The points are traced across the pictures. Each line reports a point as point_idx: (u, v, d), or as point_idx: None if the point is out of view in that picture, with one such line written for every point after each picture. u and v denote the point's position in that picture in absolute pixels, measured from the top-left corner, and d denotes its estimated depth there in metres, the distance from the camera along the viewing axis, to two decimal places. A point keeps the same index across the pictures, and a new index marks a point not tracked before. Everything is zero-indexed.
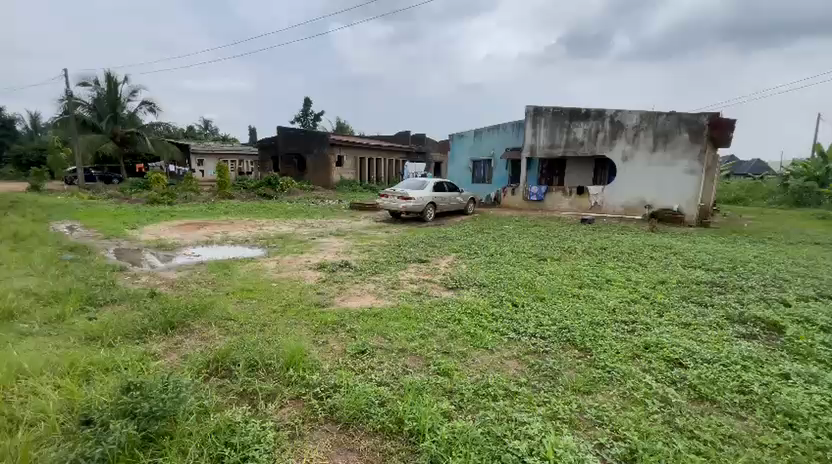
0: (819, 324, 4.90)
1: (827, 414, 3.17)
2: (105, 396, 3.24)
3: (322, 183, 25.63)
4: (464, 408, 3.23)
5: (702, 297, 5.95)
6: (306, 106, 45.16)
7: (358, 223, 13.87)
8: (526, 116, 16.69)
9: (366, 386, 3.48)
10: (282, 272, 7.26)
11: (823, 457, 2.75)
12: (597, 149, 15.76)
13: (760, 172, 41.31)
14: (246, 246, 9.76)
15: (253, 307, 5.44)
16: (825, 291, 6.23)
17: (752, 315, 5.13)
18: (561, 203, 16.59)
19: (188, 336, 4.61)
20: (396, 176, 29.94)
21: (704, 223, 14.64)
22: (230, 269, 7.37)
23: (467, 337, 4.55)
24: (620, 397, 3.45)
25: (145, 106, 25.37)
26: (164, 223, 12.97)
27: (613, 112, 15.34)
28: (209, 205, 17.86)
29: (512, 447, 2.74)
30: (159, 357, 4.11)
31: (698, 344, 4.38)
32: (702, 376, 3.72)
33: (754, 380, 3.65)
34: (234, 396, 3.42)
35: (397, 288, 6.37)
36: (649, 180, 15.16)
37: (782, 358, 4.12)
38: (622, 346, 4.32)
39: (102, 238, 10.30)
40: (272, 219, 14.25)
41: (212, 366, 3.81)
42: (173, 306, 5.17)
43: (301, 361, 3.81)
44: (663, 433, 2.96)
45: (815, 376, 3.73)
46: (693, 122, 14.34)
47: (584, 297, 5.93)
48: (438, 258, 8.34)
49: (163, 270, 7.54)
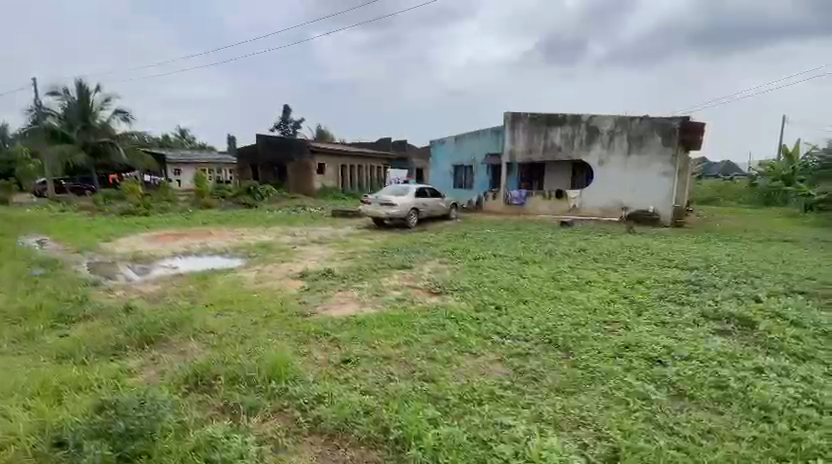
0: (790, 319, 5.09)
1: (801, 406, 3.29)
2: (79, 415, 3.13)
3: (304, 190, 25.36)
4: (450, 413, 3.22)
5: (679, 296, 6.10)
6: (286, 113, 44.73)
7: (341, 230, 13.82)
8: (504, 121, 16.99)
9: (351, 396, 3.45)
10: (263, 282, 7.15)
11: (800, 448, 2.83)
12: (575, 153, 16.10)
13: (729, 173, 42.94)
14: (226, 256, 9.62)
15: (235, 318, 5.33)
16: (794, 287, 6.48)
17: (728, 313, 5.27)
18: (541, 207, 16.86)
19: (167, 350, 4.47)
20: (378, 183, 29.87)
21: (679, 224, 15.07)
22: (209, 281, 7.22)
23: (453, 342, 4.56)
24: (603, 396, 3.49)
25: (119, 115, 24.72)
26: (139, 235, 12.62)
27: (588, 117, 15.76)
28: (188, 215, 17.50)
29: (498, 451, 2.75)
30: (135, 374, 3.98)
31: (677, 342, 4.48)
32: (681, 373, 3.81)
33: (731, 375, 3.75)
34: (214, 411, 3.34)
35: (383, 295, 6.35)
36: (626, 182, 15.52)
37: (756, 353, 4.27)
38: (602, 346, 4.39)
39: (74, 252, 9.95)
40: (252, 228, 14.06)
41: (191, 381, 3.71)
42: (151, 321, 5.02)
43: (284, 373, 3.74)
44: (645, 431, 3.02)
45: (787, 369, 3.88)
46: (665, 126, 14.85)
47: (565, 298, 6.03)
48: (422, 264, 8.36)
49: (139, 283, 7.34)
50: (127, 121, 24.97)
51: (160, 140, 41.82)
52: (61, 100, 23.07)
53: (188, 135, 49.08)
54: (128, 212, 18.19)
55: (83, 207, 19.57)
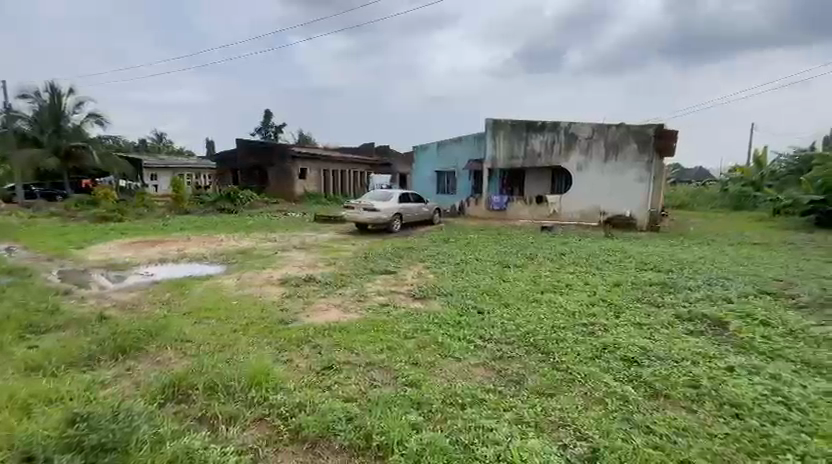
0: (759, 319, 5.29)
1: (770, 403, 3.42)
2: (50, 429, 3.02)
3: (285, 195, 25.20)
4: (432, 419, 3.22)
5: (653, 297, 6.29)
6: (266, 118, 44.08)
7: (324, 235, 13.72)
8: (486, 128, 17.27)
9: (334, 403, 3.41)
10: (244, 289, 7.01)
11: (769, 444, 2.94)
12: (554, 160, 16.44)
13: (702, 178, 44.71)
14: (205, 263, 9.40)
15: (213, 326, 5.21)
16: (763, 288, 6.76)
17: (701, 313, 5.45)
18: (522, 212, 17.18)
19: (142, 360, 4.35)
20: (361, 188, 29.77)
21: (655, 228, 15.47)
22: (186, 288, 7.05)
23: (436, 347, 4.57)
24: (582, 397, 3.56)
25: (92, 119, 24.04)
26: (113, 241, 12.25)
27: (567, 125, 16.13)
28: (164, 221, 17.04)
29: (480, 454, 2.78)
30: (108, 385, 3.85)
31: (652, 343, 4.60)
32: (656, 372, 3.92)
33: (704, 374, 3.88)
34: (192, 422, 3.26)
35: (366, 301, 6.32)
36: (604, 187, 15.89)
37: (728, 352, 4.42)
38: (582, 348, 4.48)
39: (44, 260, 9.57)
40: (232, 234, 13.82)
41: (168, 391, 3.61)
42: (126, 331, 4.86)
43: (264, 381, 3.69)
44: (622, 430, 3.09)
45: (757, 368, 4.02)
46: (640, 133, 15.29)
47: (545, 301, 6.15)
48: (406, 269, 8.37)
49: (114, 291, 7.11)
50: (102, 124, 24.30)
51: (135, 144, 40.61)
52: (31, 103, 22.35)
53: (166, 139, 48.16)
54: (102, 218, 17.61)
55: (53, 213, 18.88)
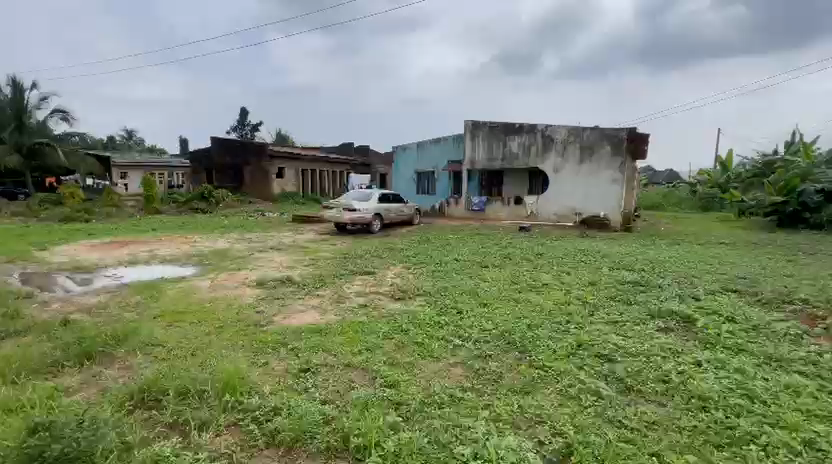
0: (725, 316, 5.50)
1: (733, 395, 3.57)
2: (8, 440, 2.86)
3: (262, 195, 24.73)
4: (410, 419, 3.21)
5: (626, 296, 6.46)
6: (243, 116, 43.16)
7: (302, 236, 13.53)
8: (465, 129, 17.45)
9: (311, 406, 3.36)
10: (217, 291, 6.85)
11: (733, 435, 3.06)
12: (531, 162, 16.72)
13: (673, 180, 46.39)
14: (177, 265, 9.11)
15: (185, 330, 5.07)
16: (728, 285, 7.04)
17: (671, 311, 5.63)
18: (500, 212, 17.45)
19: (109, 366, 4.18)
20: (340, 188, 29.53)
21: (627, 228, 15.91)
22: (157, 291, 6.81)
23: (415, 347, 4.58)
24: (557, 394, 3.63)
25: (58, 114, 23.00)
26: (78, 242, 11.75)
27: (543, 127, 16.41)
28: (135, 221, 16.45)
29: (457, 453, 2.79)
30: (73, 392, 3.69)
31: (624, 339, 4.73)
32: (628, 368, 4.03)
33: (673, 369, 4.00)
34: (162, 428, 3.16)
35: (345, 302, 6.27)
36: (579, 189, 16.24)
37: (696, 347, 4.59)
38: (557, 346, 4.56)
39: (3, 262, 9.09)
40: (206, 234, 13.48)
41: (137, 398, 3.48)
42: (91, 336, 4.67)
43: (238, 385, 3.61)
44: (595, 425, 3.16)
45: (722, 362, 4.19)
46: (613, 137, 15.68)
47: (522, 300, 6.23)
48: (385, 270, 8.35)
49: (80, 295, 6.82)
50: (68, 121, 23.26)
51: (103, 141, 39.06)
52: None
53: (137, 137, 46.69)
54: (67, 218, 16.85)
55: (13, 213, 17.92)
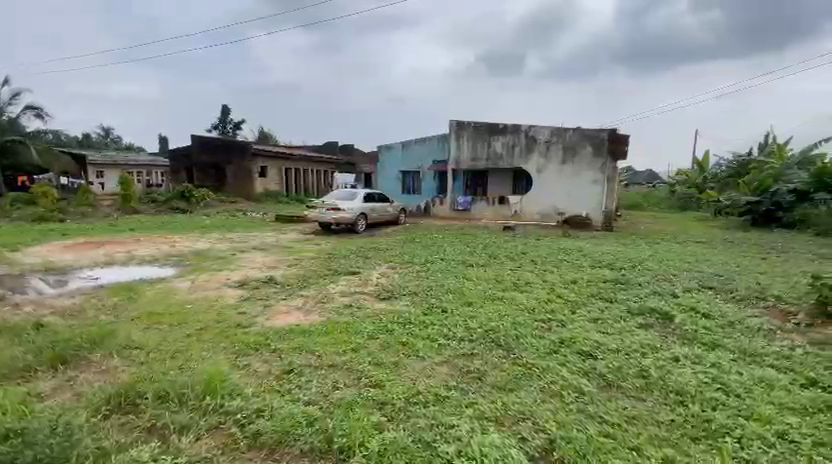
0: (702, 312, 5.66)
1: (710, 389, 3.68)
2: None
3: (244, 195, 24.34)
4: (395, 418, 3.21)
5: (607, 293, 6.58)
6: (224, 114, 42.37)
7: (286, 235, 13.37)
8: (449, 129, 17.51)
9: (294, 407, 3.32)
10: (197, 292, 6.74)
11: (710, 428, 3.15)
12: (515, 162, 16.87)
13: (653, 181, 47.51)
14: (156, 266, 8.88)
15: (164, 332, 4.95)
16: (706, 283, 7.24)
17: (650, 308, 5.76)
18: (485, 212, 17.57)
19: (84, 370, 4.06)
20: (325, 188, 29.29)
21: (609, 227, 16.19)
22: (135, 293, 6.63)
23: (400, 346, 4.57)
24: (540, 391, 3.68)
25: (30, 111, 22.20)
26: (51, 243, 11.37)
27: (527, 127, 16.58)
28: (111, 221, 15.96)
29: (441, 451, 2.80)
30: (45, 398, 3.57)
31: (605, 337, 4.82)
32: (609, 365, 4.11)
33: (652, 365, 4.10)
34: (140, 433, 3.07)
35: (329, 302, 6.23)
36: (562, 189, 16.47)
37: (674, 343, 4.71)
38: (541, 344, 4.61)
39: None
40: (186, 234, 13.20)
41: (114, 402, 3.39)
42: (65, 340, 4.52)
43: (220, 387, 3.54)
44: (578, 421, 3.21)
45: (699, 357, 4.31)
46: (595, 138, 15.95)
47: (507, 299, 6.29)
48: (370, 270, 8.31)
49: (53, 297, 6.59)
50: (41, 117, 22.46)
51: (77, 139, 37.78)
52: None
53: (114, 134, 45.50)
54: (39, 218, 16.21)
55: None
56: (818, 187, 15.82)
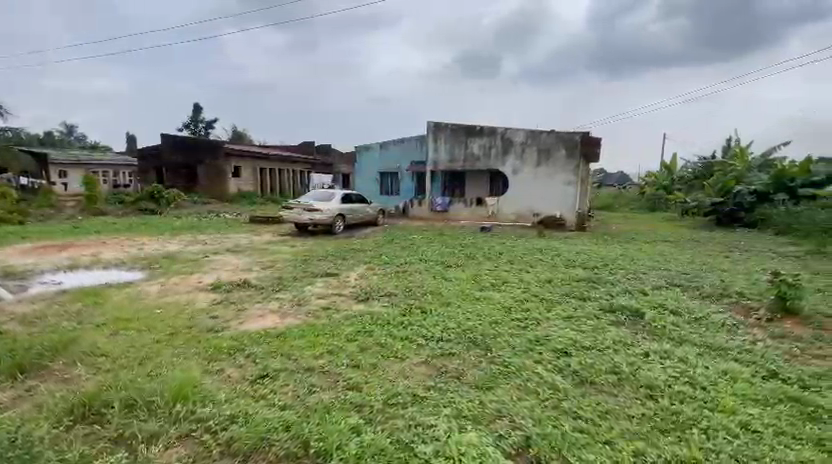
0: (670, 309, 5.87)
1: (677, 383, 3.82)
2: None
3: (217, 195, 23.74)
4: (373, 420, 3.19)
5: (581, 292, 6.75)
6: (196, 113, 41.21)
7: (261, 237, 13.12)
8: (427, 130, 17.63)
9: (269, 413, 3.26)
10: (167, 296, 6.53)
11: (678, 420, 3.27)
12: (492, 163, 17.08)
13: (624, 182, 49.08)
14: (123, 269, 8.55)
15: (131, 338, 4.75)
16: (673, 281, 7.51)
17: (622, 305, 5.94)
18: (462, 212, 17.70)
19: (46, 380, 3.86)
20: (302, 188, 28.86)
21: (582, 227, 16.56)
22: (101, 297, 6.38)
23: (379, 348, 4.54)
24: (517, 388, 3.73)
25: None
26: (8, 246, 10.78)
27: (503, 129, 16.80)
28: (76, 224, 15.25)
29: (420, 450, 2.81)
30: (1, 410, 3.37)
31: (580, 334, 4.93)
32: (583, 361, 4.20)
33: (623, 361, 4.22)
34: (106, 444, 2.95)
35: (305, 304, 6.15)
36: (537, 190, 16.76)
37: (644, 339, 4.87)
38: (517, 342, 4.68)
39: None
40: (156, 236, 12.77)
41: (78, 412, 3.24)
42: (23, 348, 4.29)
43: (192, 394, 3.44)
44: (553, 417, 3.28)
45: (667, 352, 4.47)
46: (569, 140, 16.26)
47: (484, 298, 6.36)
48: (348, 271, 8.24)
49: (11, 303, 6.24)
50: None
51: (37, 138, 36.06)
52: None
53: (77, 134, 43.62)
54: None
55: None
56: (777, 189, 16.68)
